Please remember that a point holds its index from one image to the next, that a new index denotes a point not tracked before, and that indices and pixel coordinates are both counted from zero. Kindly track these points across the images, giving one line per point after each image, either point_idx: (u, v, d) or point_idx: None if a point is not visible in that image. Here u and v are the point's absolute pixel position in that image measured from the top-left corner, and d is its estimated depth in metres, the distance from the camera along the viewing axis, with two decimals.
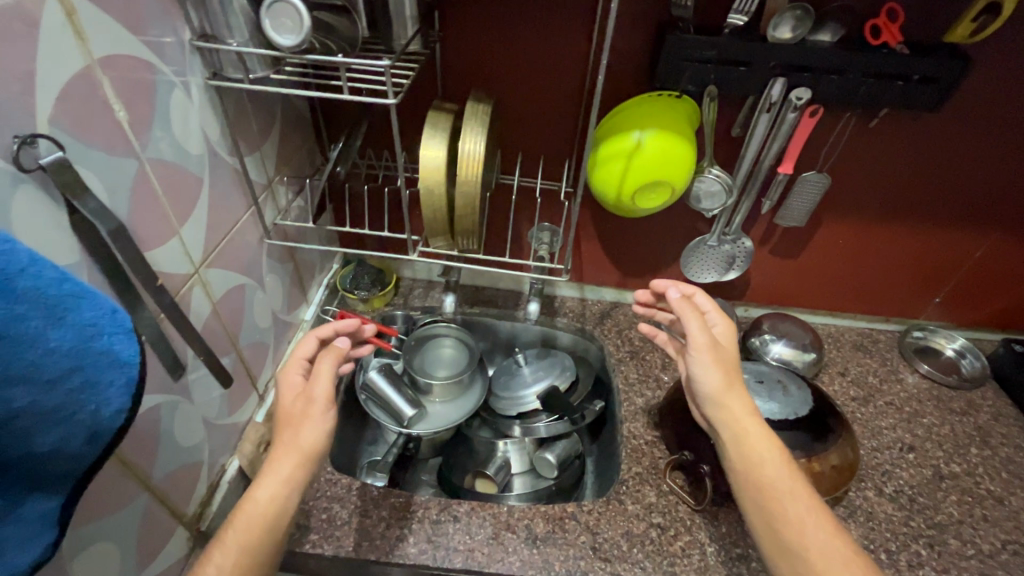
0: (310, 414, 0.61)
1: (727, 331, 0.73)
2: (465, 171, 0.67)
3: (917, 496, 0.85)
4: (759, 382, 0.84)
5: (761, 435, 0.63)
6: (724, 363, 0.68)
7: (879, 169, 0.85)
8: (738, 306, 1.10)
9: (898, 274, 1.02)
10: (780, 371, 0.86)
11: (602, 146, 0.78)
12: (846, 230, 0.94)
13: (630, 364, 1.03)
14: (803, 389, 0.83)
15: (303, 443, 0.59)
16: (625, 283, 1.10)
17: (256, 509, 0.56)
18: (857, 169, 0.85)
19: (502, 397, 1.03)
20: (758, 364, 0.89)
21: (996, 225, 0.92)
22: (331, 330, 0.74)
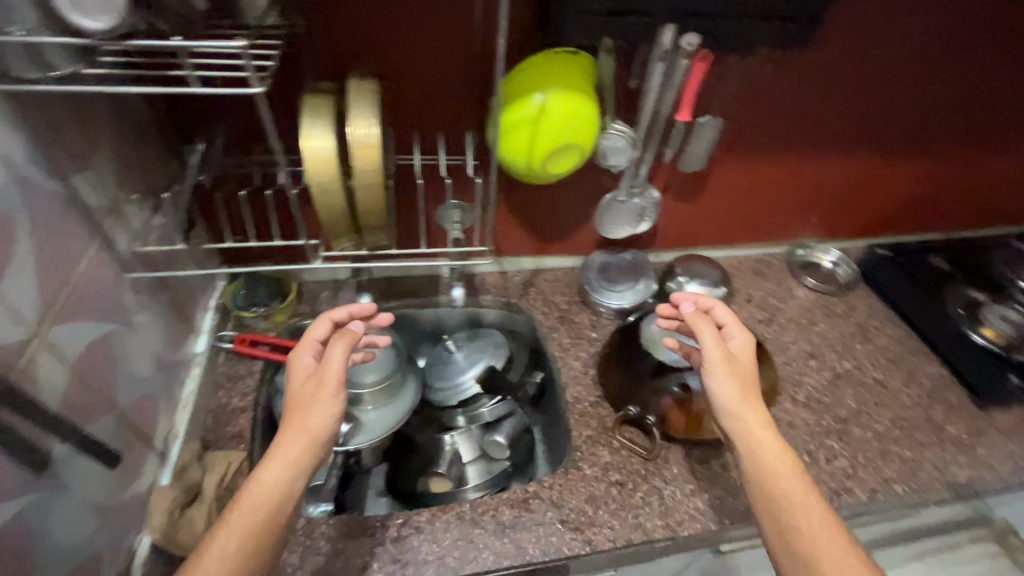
0: (319, 397, 0.62)
1: (746, 348, 0.71)
2: (359, 158, 0.58)
3: (824, 398, 0.96)
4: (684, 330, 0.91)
5: (770, 438, 0.64)
6: (740, 376, 0.68)
7: (763, 106, 0.89)
8: (650, 253, 1.13)
9: (783, 202, 1.11)
10: None
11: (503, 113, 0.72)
12: (739, 168, 1.00)
13: (561, 329, 1.03)
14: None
15: (311, 426, 0.60)
16: (543, 249, 1.08)
17: (262, 492, 0.56)
18: (747, 108, 0.89)
19: (440, 388, 1.00)
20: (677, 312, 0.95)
21: (861, 145, 1.02)
22: (348, 312, 0.72)
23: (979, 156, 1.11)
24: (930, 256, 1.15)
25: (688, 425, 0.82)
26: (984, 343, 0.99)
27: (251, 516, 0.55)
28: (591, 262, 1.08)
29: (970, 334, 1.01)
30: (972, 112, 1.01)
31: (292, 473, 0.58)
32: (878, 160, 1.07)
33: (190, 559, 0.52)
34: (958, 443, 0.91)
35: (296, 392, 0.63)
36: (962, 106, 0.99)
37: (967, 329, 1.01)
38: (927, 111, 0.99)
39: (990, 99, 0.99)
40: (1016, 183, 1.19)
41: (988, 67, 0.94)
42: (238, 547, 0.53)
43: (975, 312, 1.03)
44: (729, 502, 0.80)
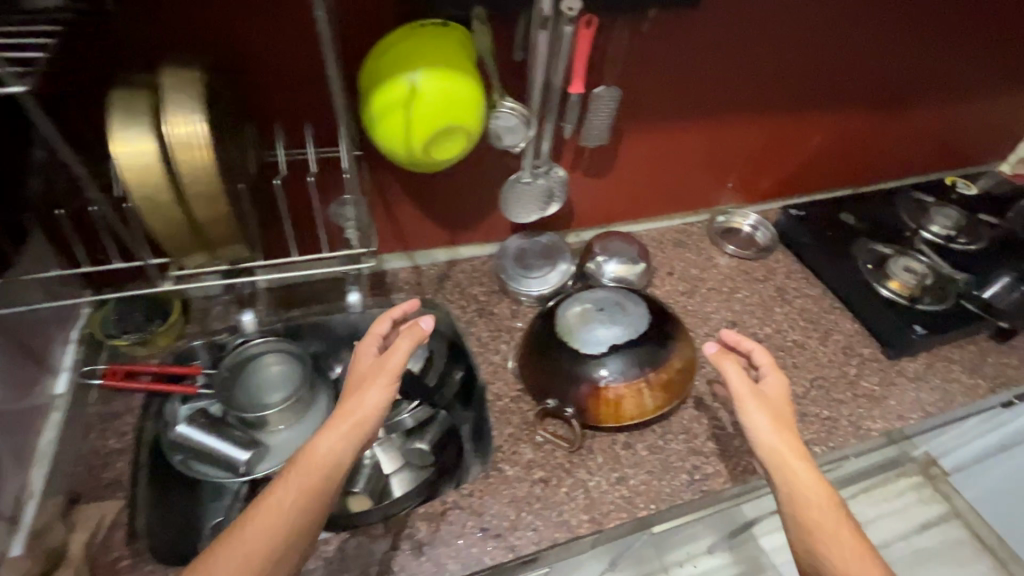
0: (376, 380, 0.66)
1: (779, 390, 0.73)
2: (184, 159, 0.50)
3: None
4: (600, 309, 0.84)
5: (811, 472, 0.65)
6: (774, 412, 0.70)
7: (663, 70, 0.85)
8: (570, 234, 1.09)
9: (698, 169, 1.09)
10: (618, 293, 0.87)
11: (372, 100, 0.65)
12: (647, 138, 0.97)
13: (479, 322, 0.98)
14: (639, 303, 0.85)
15: (362, 405, 0.64)
16: (454, 239, 1.02)
17: (314, 459, 0.60)
18: (645, 74, 0.85)
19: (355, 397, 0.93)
20: (595, 290, 0.89)
21: (766, 106, 1.01)
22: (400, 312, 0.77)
23: (881, 111, 1.13)
24: (840, 213, 1.16)
25: (608, 412, 0.79)
26: (890, 295, 1.01)
27: (305, 477, 0.59)
28: (506, 249, 1.02)
29: (878, 287, 1.02)
30: (868, 65, 1.02)
31: (343, 449, 0.62)
32: (783, 120, 1.06)
33: (250, 508, 0.57)
34: (872, 397, 0.93)
35: (358, 377, 0.68)
36: (858, 61, 1.00)
37: (875, 283, 1.03)
38: (825, 68, 0.99)
39: (884, 52, 1.01)
40: (917, 135, 1.22)
41: (877, 18, 0.95)
42: (289, 502, 0.57)
43: (882, 265, 1.05)
44: (654, 486, 0.78)
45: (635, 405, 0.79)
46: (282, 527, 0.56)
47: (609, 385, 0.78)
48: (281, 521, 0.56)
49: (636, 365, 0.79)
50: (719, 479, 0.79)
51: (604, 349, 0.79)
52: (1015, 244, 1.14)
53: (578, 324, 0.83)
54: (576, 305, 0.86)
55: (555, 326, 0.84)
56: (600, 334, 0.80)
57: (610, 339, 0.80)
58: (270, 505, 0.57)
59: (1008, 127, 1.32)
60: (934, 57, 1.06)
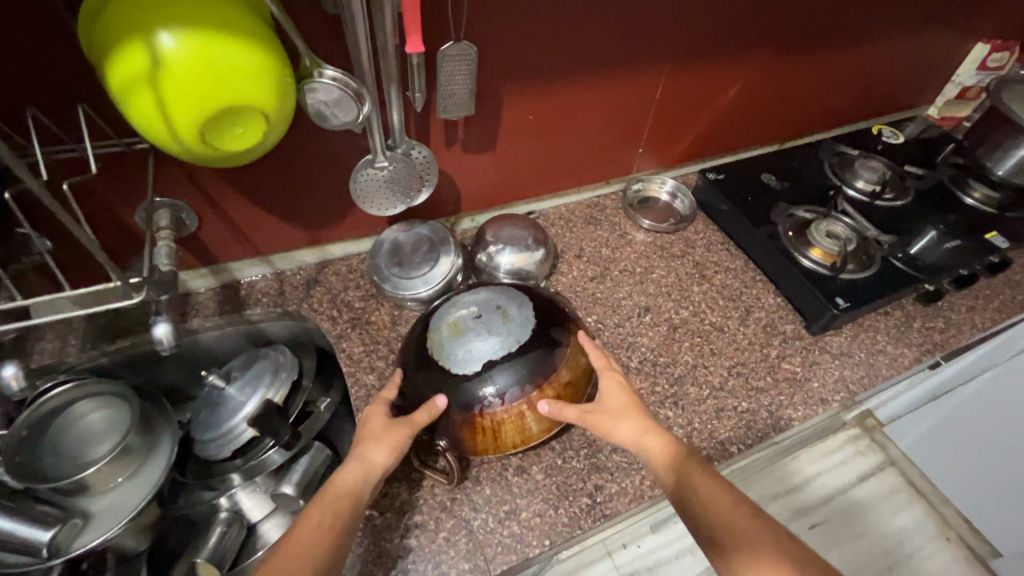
0: (391, 430, 0.64)
1: (617, 384, 0.68)
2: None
3: (659, 357, 0.86)
4: (476, 316, 0.69)
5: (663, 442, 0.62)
6: (624, 411, 0.65)
7: (530, 22, 0.71)
8: (462, 219, 0.95)
9: (599, 136, 0.96)
10: (499, 293, 0.72)
11: (108, 76, 0.48)
12: (528, 104, 0.82)
13: (353, 335, 0.83)
14: (523, 305, 0.70)
15: (377, 454, 0.62)
16: (318, 237, 0.86)
17: (335, 495, 0.58)
18: (505, 27, 0.69)
19: (208, 439, 0.77)
20: (475, 290, 0.74)
21: (666, 58, 0.88)
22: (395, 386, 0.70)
23: (797, 58, 1.02)
24: (761, 174, 1.05)
25: (486, 442, 0.67)
26: (811, 266, 0.90)
27: (333, 506, 0.57)
28: (381, 245, 0.86)
29: (798, 257, 0.91)
30: (779, 4, 0.89)
31: (356, 496, 0.59)
32: (689, 72, 0.93)
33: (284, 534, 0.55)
34: (794, 380, 0.84)
35: (368, 429, 0.65)
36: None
37: (796, 253, 0.92)
38: (730, 10, 0.85)
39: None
40: (836, 83, 1.12)
41: None
42: (318, 535, 0.54)
43: (803, 231, 0.94)
44: (549, 518, 0.67)
45: (517, 432, 0.67)
46: (317, 558, 0.52)
47: (486, 412, 0.65)
48: (313, 557, 0.52)
49: (518, 386, 0.65)
50: (624, 499, 0.69)
51: (479, 366, 0.66)
52: (939, 197, 1.06)
53: (450, 335, 0.68)
54: (449, 312, 0.71)
55: (426, 339, 0.71)
56: (474, 348, 0.66)
57: (485, 354, 0.66)
58: (302, 532, 0.54)
59: (933, 67, 1.23)
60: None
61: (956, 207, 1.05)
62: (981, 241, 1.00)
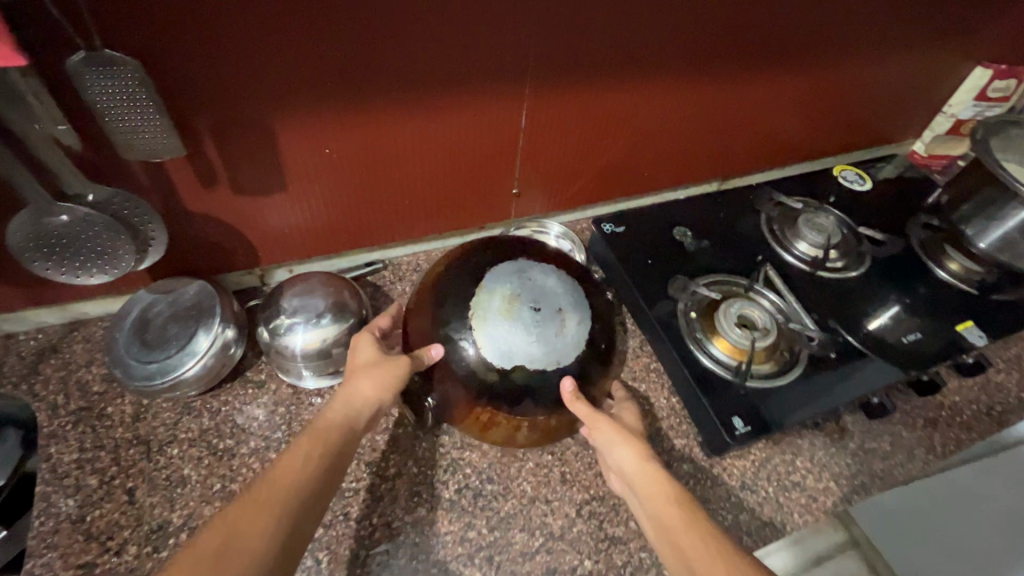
0: (375, 365, 0.56)
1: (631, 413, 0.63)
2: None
3: (487, 485, 0.63)
4: (537, 311, 0.56)
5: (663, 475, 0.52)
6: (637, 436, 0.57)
7: (266, 25, 0.47)
8: (271, 270, 0.74)
9: (452, 175, 0.73)
10: (571, 293, 0.58)
11: None
12: (318, 134, 0.59)
13: (72, 435, 0.62)
14: (585, 323, 0.58)
15: (360, 392, 0.54)
16: (45, 297, 0.65)
17: (331, 428, 0.51)
18: (227, 56, 0.47)
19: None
20: (548, 270, 0.60)
21: (527, 92, 0.65)
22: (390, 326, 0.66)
23: (736, 79, 0.76)
24: (674, 227, 0.82)
25: (474, 429, 0.61)
26: (711, 365, 0.68)
27: (324, 438, 0.49)
28: (126, 313, 0.65)
29: (697, 351, 0.69)
30: (689, 29, 0.65)
31: (347, 431, 0.52)
32: (568, 109, 0.70)
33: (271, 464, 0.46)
34: None
35: (361, 362, 0.58)
36: (667, 25, 0.64)
37: (692, 345, 0.69)
38: (613, 36, 0.62)
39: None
40: (790, 111, 0.88)
41: None
42: (307, 464, 0.47)
43: (708, 311, 0.71)
44: None
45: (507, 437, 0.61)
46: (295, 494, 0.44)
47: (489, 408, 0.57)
48: (297, 484, 0.45)
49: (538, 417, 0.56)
50: None
51: (507, 363, 0.55)
52: (906, 266, 0.82)
53: (500, 313, 0.55)
54: (511, 281, 0.57)
55: (474, 291, 0.57)
56: (516, 345, 0.55)
57: (521, 357, 0.55)
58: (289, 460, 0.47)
59: (921, 96, 0.98)
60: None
61: (924, 282, 0.81)
62: (948, 334, 0.76)
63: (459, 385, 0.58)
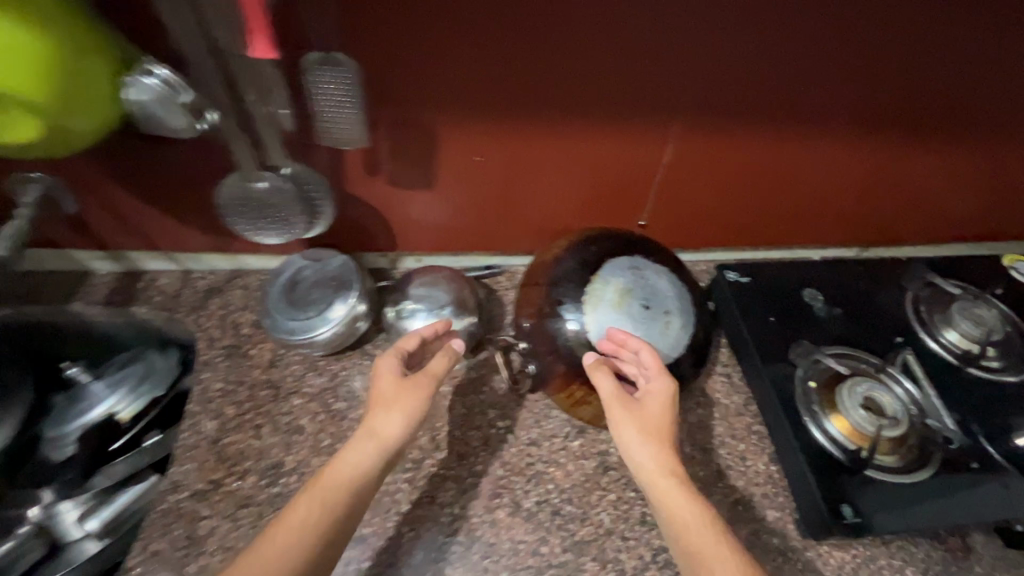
0: (400, 394, 0.56)
1: (664, 395, 0.59)
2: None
3: (565, 505, 0.64)
4: (645, 309, 0.65)
5: (686, 499, 0.53)
6: (654, 429, 0.57)
7: (454, 39, 0.52)
8: (402, 257, 0.81)
9: (584, 197, 0.75)
10: (676, 298, 0.67)
11: None
12: (475, 142, 0.64)
13: (220, 367, 0.71)
14: (685, 328, 0.67)
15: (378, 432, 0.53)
16: (225, 246, 0.76)
17: (340, 476, 0.51)
18: (420, 61, 0.53)
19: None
20: (660, 271, 0.68)
21: (675, 128, 0.65)
22: (432, 327, 0.64)
23: (903, 145, 0.71)
24: (803, 289, 0.78)
25: (565, 401, 0.68)
26: (823, 440, 0.64)
27: (326, 495, 0.50)
28: (282, 271, 0.73)
29: (810, 424, 0.65)
30: (860, 85, 0.62)
31: (359, 479, 0.51)
32: (713, 149, 0.69)
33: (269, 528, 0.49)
34: None
35: (382, 387, 0.56)
36: (837, 78, 0.61)
37: (805, 416, 0.65)
38: (776, 84, 0.61)
39: (908, 49, 0.59)
40: (962, 186, 0.79)
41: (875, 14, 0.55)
42: (307, 527, 0.48)
43: (830, 384, 0.67)
44: None
45: (595, 415, 0.68)
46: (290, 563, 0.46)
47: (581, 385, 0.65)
48: (293, 551, 0.47)
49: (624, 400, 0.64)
50: None
51: (613, 350, 0.63)
52: None
53: (612, 304, 0.64)
54: (625, 277, 0.66)
55: (590, 279, 0.66)
56: (621, 336, 0.63)
57: None
58: (288, 525, 0.48)
59: None
60: (1016, 68, 0.61)
61: None
62: None
63: (560, 370, 0.66)
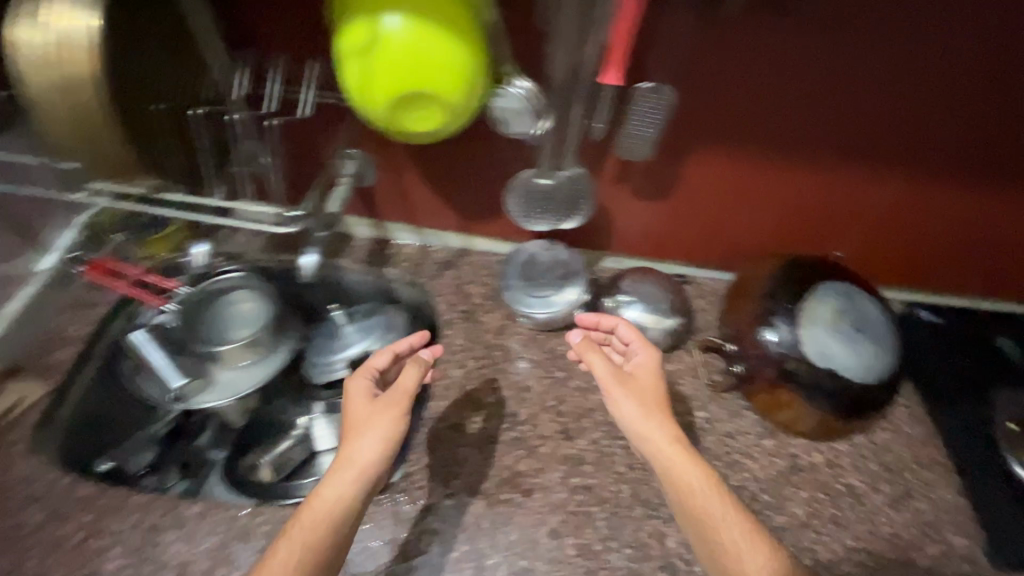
0: (371, 420, 0.59)
1: (651, 366, 0.66)
2: (24, 65, 0.44)
3: (760, 494, 0.72)
4: (858, 331, 0.72)
5: (692, 467, 0.59)
6: (643, 393, 0.64)
7: (740, 73, 0.63)
8: (606, 258, 0.90)
9: (794, 223, 0.81)
10: (884, 326, 0.73)
11: (347, 55, 0.54)
12: (722, 165, 0.74)
13: (459, 327, 0.85)
14: (892, 355, 0.72)
15: (362, 455, 0.57)
16: (469, 228, 0.90)
17: (320, 507, 0.55)
18: (705, 89, 0.64)
19: (227, 340, 0.76)
20: (870, 301, 0.75)
21: (899, 167, 0.72)
22: (406, 343, 0.70)
23: None
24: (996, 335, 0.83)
25: (764, 402, 0.76)
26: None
27: (309, 527, 0.54)
28: (519, 254, 0.87)
29: (1012, 461, 0.72)
30: None
31: (339, 509, 0.55)
32: (931, 191, 0.75)
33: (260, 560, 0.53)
34: None
35: (354, 409, 0.61)
36: None
37: (1009, 455, 0.72)
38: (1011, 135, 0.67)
39: None
40: None
41: None
42: (307, 547, 0.53)
43: None
44: None
45: (793, 418, 0.75)
46: None
47: (785, 389, 0.73)
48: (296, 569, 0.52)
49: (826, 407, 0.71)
50: None
51: (827, 363, 0.70)
52: None
53: (827, 322, 0.72)
54: (839, 300, 0.73)
55: (803, 296, 0.74)
56: (835, 351, 0.70)
57: (838, 361, 0.70)
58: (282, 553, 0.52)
59: None
60: None
61: None
62: None
63: (767, 375, 0.73)
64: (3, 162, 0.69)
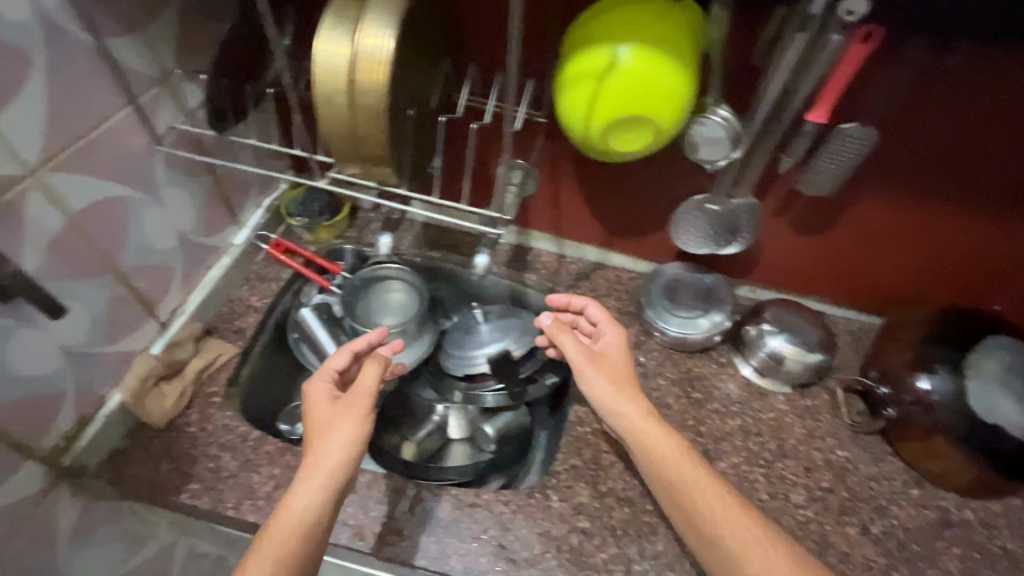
0: (337, 421, 0.58)
1: (619, 343, 0.71)
2: (325, 78, 0.52)
3: (910, 543, 0.70)
4: None
5: (665, 436, 0.63)
6: (614, 373, 0.68)
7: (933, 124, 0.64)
8: (741, 285, 0.92)
9: (952, 274, 0.80)
10: None
11: (570, 79, 0.58)
12: (892, 208, 0.74)
13: None
14: None
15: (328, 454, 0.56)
16: (612, 243, 0.93)
17: (291, 517, 0.52)
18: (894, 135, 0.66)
19: (375, 326, 0.80)
20: None
21: None
22: (367, 342, 0.68)
23: None
24: None
25: (916, 450, 0.74)
26: None
27: (281, 538, 0.51)
28: (661, 274, 0.90)
29: None
30: None
31: (318, 512, 0.53)
32: None
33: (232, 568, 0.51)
34: None
35: (316, 408, 0.60)
36: None
37: None
38: None
39: None
40: None
41: None
42: (297, 544, 0.51)
43: None
44: None
45: (947, 469, 0.73)
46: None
47: (942, 438, 0.71)
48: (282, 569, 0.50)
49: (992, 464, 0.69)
50: None
51: (993, 419, 0.68)
52: None
53: (995, 376, 0.70)
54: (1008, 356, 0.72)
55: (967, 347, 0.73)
56: (1005, 408, 0.68)
57: (1007, 419, 0.68)
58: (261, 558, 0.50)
59: None
60: None
61: None
62: None
63: (924, 422, 0.72)
64: (231, 145, 0.77)
